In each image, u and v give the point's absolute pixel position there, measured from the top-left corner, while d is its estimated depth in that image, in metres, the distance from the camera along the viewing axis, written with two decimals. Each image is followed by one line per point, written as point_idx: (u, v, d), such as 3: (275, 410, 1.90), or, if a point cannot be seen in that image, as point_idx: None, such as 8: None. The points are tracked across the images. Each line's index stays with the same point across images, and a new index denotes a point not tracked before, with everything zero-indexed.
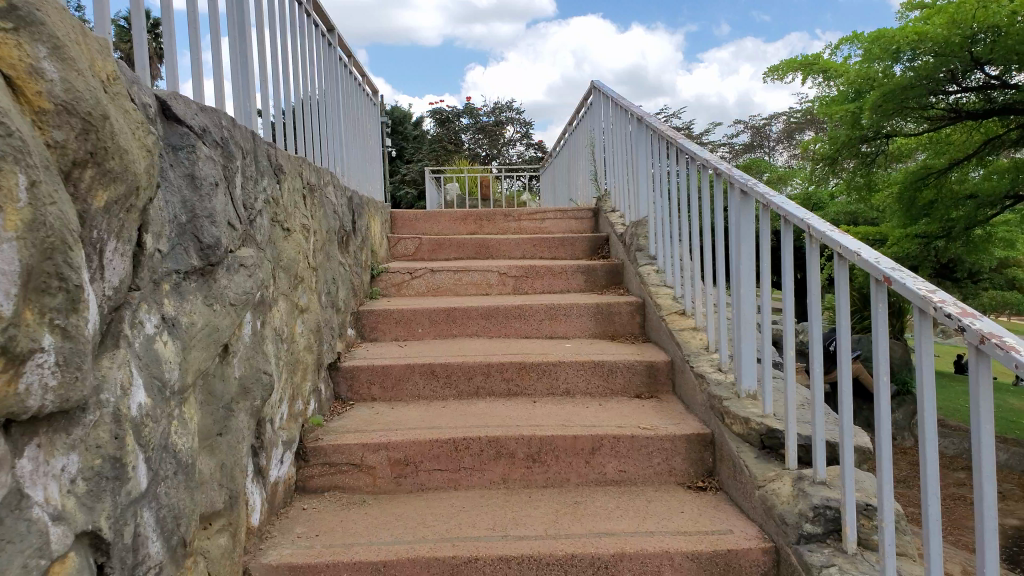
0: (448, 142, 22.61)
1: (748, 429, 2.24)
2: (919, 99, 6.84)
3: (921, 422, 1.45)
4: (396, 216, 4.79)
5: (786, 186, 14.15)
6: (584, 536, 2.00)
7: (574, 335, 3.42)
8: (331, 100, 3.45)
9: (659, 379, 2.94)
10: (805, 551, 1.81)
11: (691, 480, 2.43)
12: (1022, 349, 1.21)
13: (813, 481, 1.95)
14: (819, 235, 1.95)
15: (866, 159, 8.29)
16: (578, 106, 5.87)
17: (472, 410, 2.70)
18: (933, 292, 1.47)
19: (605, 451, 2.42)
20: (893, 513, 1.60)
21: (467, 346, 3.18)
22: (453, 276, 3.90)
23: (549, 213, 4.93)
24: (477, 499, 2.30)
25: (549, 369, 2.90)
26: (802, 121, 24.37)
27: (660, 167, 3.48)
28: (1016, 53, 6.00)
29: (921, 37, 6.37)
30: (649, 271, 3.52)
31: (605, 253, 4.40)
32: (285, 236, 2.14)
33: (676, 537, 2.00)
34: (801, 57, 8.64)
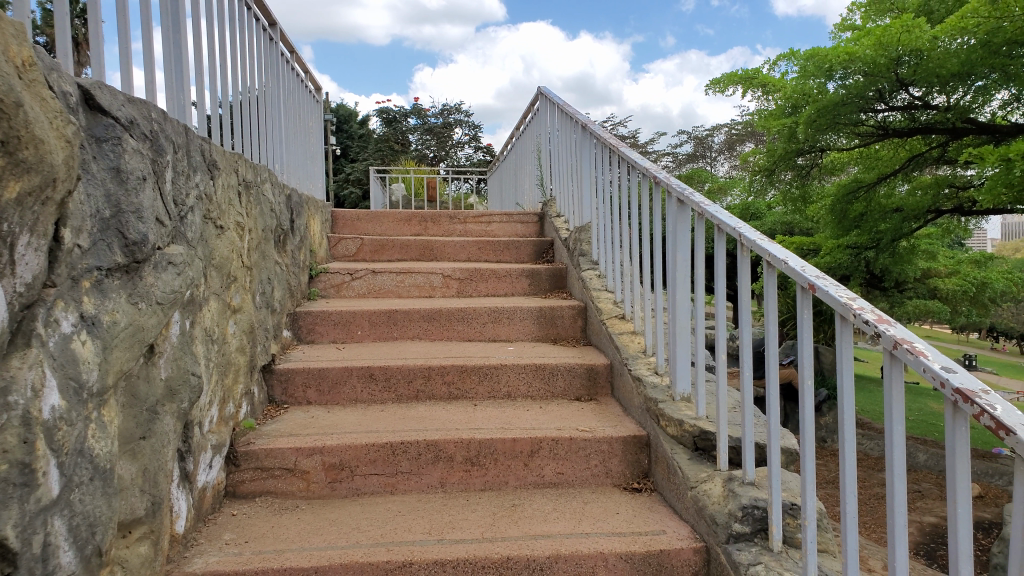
0: (394, 143, 22.36)
1: (682, 432, 2.28)
2: (850, 115, 7.08)
3: (841, 425, 1.49)
4: (338, 215, 4.71)
5: (726, 196, 14.46)
6: (520, 539, 2.00)
7: (516, 338, 3.43)
8: (271, 98, 3.38)
9: (599, 382, 2.97)
10: (734, 550, 1.84)
11: (627, 481, 2.46)
12: (929, 355, 1.27)
13: (742, 481, 1.99)
14: (750, 244, 2.00)
15: (801, 172, 8.54)
16: (525, 112, 5.92)
17: (410, 413, 2.68)
18: (853, 299, 1.53)
19: (544, 453, 2.42)
20: (816, 511, 1.64)
21: (406, 349, 3.15)
22: (395, 277, 3.86)
23: (495, 216, 4.93)
24: (415, 503, 2.27)
25: (492, 372, 2.89)
26: (742, 132, 24.99)
27: (603, 174, 3.52)
28: (936, 76, 6.30)
29: (852, 57, 6.53)
30: (591, 276, 3.55)
31: (549, 257, 4.44)
32: (218, 233, 2.09)
33: (612, 538, 2.02)
34: (742, 71, 8.84)
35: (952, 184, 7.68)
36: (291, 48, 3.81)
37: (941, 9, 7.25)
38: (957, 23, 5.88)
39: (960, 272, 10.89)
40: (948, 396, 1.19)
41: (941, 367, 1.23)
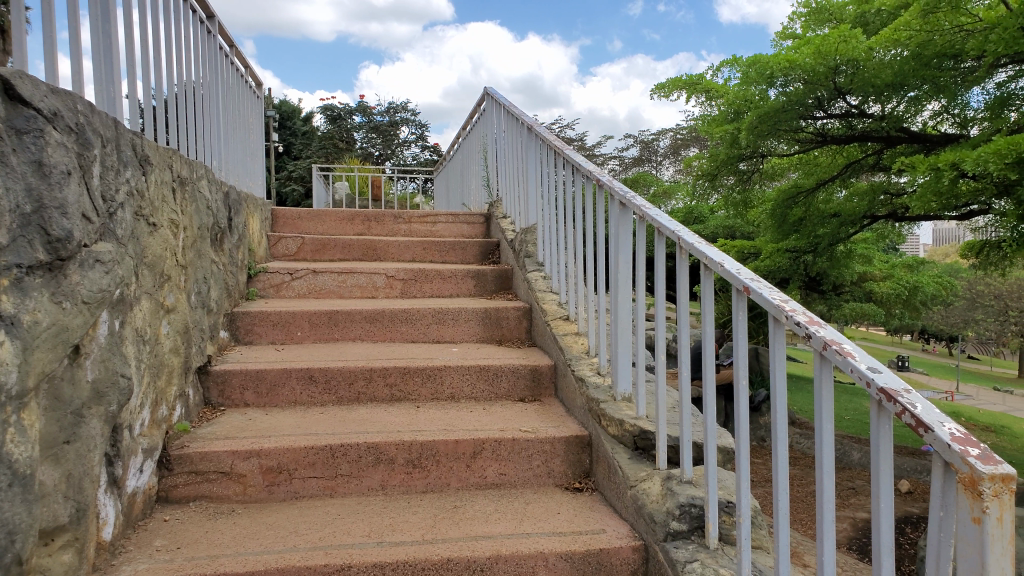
0: (340, 141, 22.07)
1: (623, 431, 2.31)
2: (790, 122, 7.27)
3: (773, 423, 1.54)
4: (278, 213, 4.61)
5: (670, 200, 14.71)
6: (461, 540, 2.00)
7: (461, 339, 3.42)
8: (210, 93, 3.30)
9: (542, 383, 2.99)
10: (672, 547, 1.87)
11: (569, 481, 2.48)
12: (857, 355, 1.32)
13: (680, 480, 2.03)
14: (688, 247, 2.04)
15: (743, 177, 8.74)
16: (471, 113, 5.92)
17: (351, 415, 2.64)
18: (785, 301, 1.57)
19: (486, 454, 2.42)
20: (750, 508, 1.68)
21: (347, 350, 3.12)
22: (336, 277, 3.81)
23: (441, 217, 4.91)
24: (355, 506, 2.25)
25: (435, 374, 2.88)
26: (687, 136, 25.49)
27: (548, 177, 3.55)
28: (872, 86, 6.55)
29: (792, 65, 6.67)
30: (537, 278, 3.56)
31: (495, 258, 4.45)
32: (151, 230, 2.03)
33: (553, 537, 2.03)
34: (686, 76, 9.00)
35: (886, 191, 7.93)
36: (231, 43, 3.73)
37: (876, 21, 7.56)
38: (890, 35, 6.12)
39: (893, 276, 11.29)
40: (872, 395, 1.24)
41: (867, 367, 1.28)
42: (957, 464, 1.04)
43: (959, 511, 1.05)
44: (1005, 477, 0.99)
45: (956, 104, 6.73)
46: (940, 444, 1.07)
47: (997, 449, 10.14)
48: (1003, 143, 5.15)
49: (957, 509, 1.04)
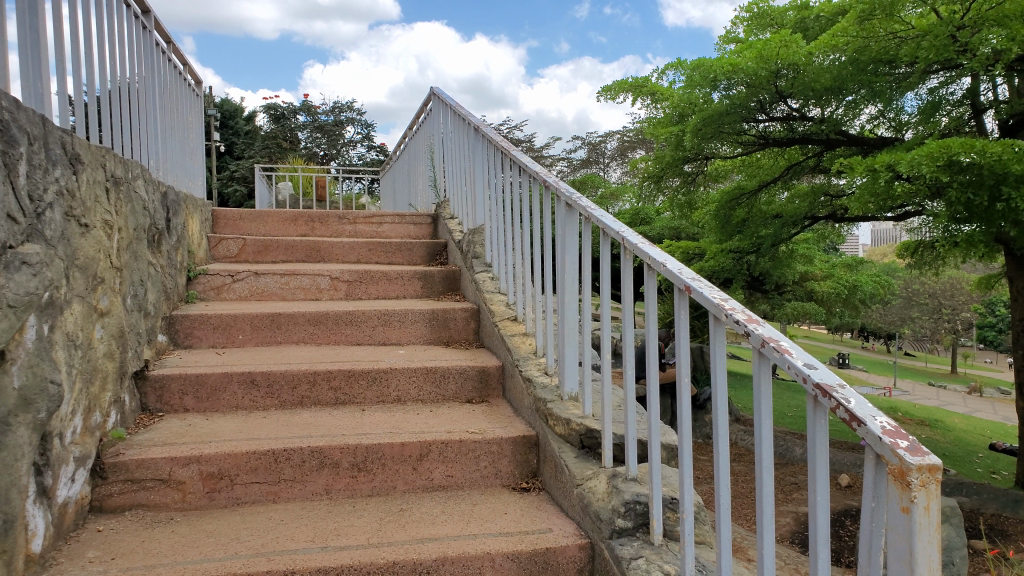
0: (283, 140, 21.68)
1: (570, 430, 2.33)
2: (732, 125, 7.43)
3: (714, 421, 1.57)
4: (218, 214, 4.50)
5: (617, 202, 14.88)
6: (407, 543, 1.99)
7: (407, 341, 3.40)
8: (147, 90, 3.21)
9: (490, 384, 3.00)
10: (618, 545, 1.89)
11: (516, 481, 2.50)
12: (793, 352, 1.35)
13: (626, 477, 2.05)
14: (632, 247, 2.07)
15: (688, 179, 8.90)
16: (418, 113, 5.89)
17: (296, 420, 2.60)
18: (725, 300, 1.61)
19: (433, 456, 2.41)
20: (693, 504, 1.71)
21: (291, 354, 3.06)
22: (279, 279, 3.73)
23: (387, 217, 4.88)
24: (299, 511, 2.21)
25: (380, 377, 2.85)
26: (635, 138, 25.86)
27: (496, 179, 3.56)
28: (811, 90, 6.73)
29: (735, 69, 6.80)
30: (484, 279, 3.57)
31: (442, 259, 4.43)
32: (83, 231, 1.97)
33: (500, 538, 2.04)
34: (631, 79, 9.11)
35: (827, 193, 8.34)
36: (168, 39, 3.63)
37: (815, 26, 7.80)
38: (829, 41, 6.32)
39: (833, 276, 11.63)
40: (808, 391, 1.27)
41: (802, 363, 1.31)
42: (887, 456, 1.07)
43: (889, 501, 1.09)
44: (932, 467, 1.03)
45: (892, 108, 6.96)
46: (872, 437, 1.10)
47: (930, 441, 10.54)
48: (935, 147, 5.44)
49: (888, 500, 1.08)
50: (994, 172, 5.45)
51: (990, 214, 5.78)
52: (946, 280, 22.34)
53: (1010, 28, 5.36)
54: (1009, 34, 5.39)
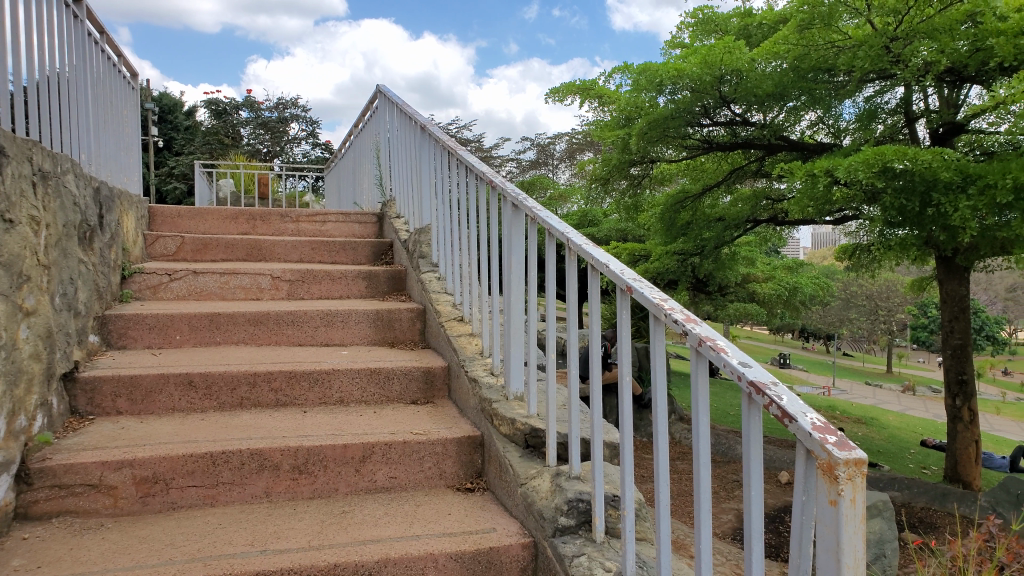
0: (225, 136, 21.17)
1: (514, 430, 2.34)
2: (677, 129, 7.56)
3: (656, 419, 1.60)
4: (155, 211, 4.35)
5: (564, 204, 15.00)
6: (349, 545, 1.96)
7: (351, 341, 3.36)
8: (78, 81, 3.10)
9: (435, 385, 2.99)
10: (560, 543, 1.90)
11: (460, 481, 2.50)
12: (729, 351, 1.39)
13: (569, 476, 2.08)
14: (576, 248, 2.09)
15: (635, 181, 9.03)
16: (363, 110, 5.84)
17: (234, 422, 2.54)
18: (664, 300, 1.63)
19: (376, 458, 2.39)
20: (634, 501, 1.74)
21: (230, 354, 2.99)
22: (218, 279, 3.64)
23: (331, 216, 4.82)
24: (236, 516, 2.17)
25: (322, 378, 2.81)
26: (583, 140, 26.12)
27: (442, 179, 3.56)
28: (754, 96, 6.90)
29: (680, 74, 6.90)
30: (430, 279, 3.56)
31: (388, 258, 4.41)
32: (8, 228, 1.90)
33: (442, 538, 2.03)
34: (579, 82, 9.18)
35: (768, 197, 8.62)
36: (102, 29, 3.52)
37: (758, 34, 8.00)
38: (771, 48, 6.50)
39: (774, 277, 11.92)
40: (743, 389, 1.30)
41: (738, 362, 1.35)
42: (817, 450, 1.11)
43: (819, 495, 1.12)
44: (858, 461, 1.07)
45: (831, 115, 7.19)
46: (802, 433, 1.14)
47: (865, 438, 10.89)
48: (870, 153, 5.66)
49: (818, 493, 1.12)
50: (925, 179, 5.68)
51: (921, 219, 5.97)
52: (882, 283, 23.19)
53: (939, 42, 5.68)
54: (939, 47, 5.69)
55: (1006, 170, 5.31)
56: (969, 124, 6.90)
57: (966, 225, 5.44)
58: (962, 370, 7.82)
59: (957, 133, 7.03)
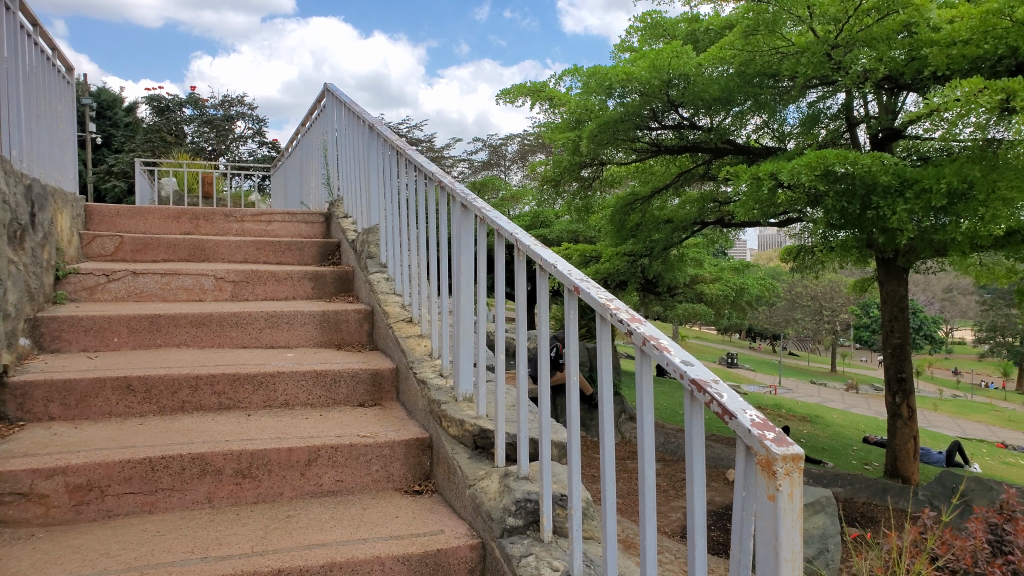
0: (167, 134, 20.61)
1: (463, 431, 2.33)
2: (627, 132, 7.64)
3: (602, 419, 1.62)
4: (92, 209, 4.20)
5: (516, 205, 15.03)
6: (293, 550, 1.93)
7: (296, 343, 3.30)
8: (8, 75, 2.98)
9: (383, 387, 2.97)
10: (508, 543, 1.90)
11: (408, 484, 2.48)
12: (671, 349, 1.41)
13: (517, 476, 2.08)
14: (525, 249, 2.09)
15: (585, 184, 9.12)
16: (311, 108, 5.76)
17: (175, 427, 2.48)
18: (610, 300, 1.65)
19: (322, 461, 2.35)
20: (581, 500, 1.75)
21: (171, 357, 2.92)
22: (159, 280, 3.54)
23: (276, 216, 4.74)
24: (177, 522, 2.11)
25: (267, 380, 2.76)
26: (535, 142, 26.21)
27: (391, 178, 3.54)
28: (701, 99, 7.03)
29: (629, 78, 6.96)
30: (379, 280, 3.52)
31: (335, 259, 4.36)
32: None
33: (389, 541, 2.01)
34: (530, 84, 9.19)
35: (715, 200, 8.84)
36: (35, 22, 3.39)
37: (705, 39, 8.17)
38: (717, 53, 6.62)
39: (721, 278, 12.14)
40: (685, 386, 1.32)
41: (680, 360, 1.37)
42: (756, 446, 1.13)
43: (758, 490, 1.15)
44: (795, 457, 1.09)
45: (776, 119, 7.38)
46: (741, 429, 1.16)
47: (809, 435, 11.17)
48: (813, 157, 5.80)
49: (757, 488, 1.14)
50: (865, 182, 5.87)
51: (861, 221, 6.15)
52: (826, 283, 23.85)
53: (878, 50, 5.91)
54: (878, 56, 5.93)
55: (940, 175, 5.51)
56: (906, 130, 7.14)
57: (903, 227, 5.63)
58: (900, 368, 8.08)
59: (895, 138, 7.26)
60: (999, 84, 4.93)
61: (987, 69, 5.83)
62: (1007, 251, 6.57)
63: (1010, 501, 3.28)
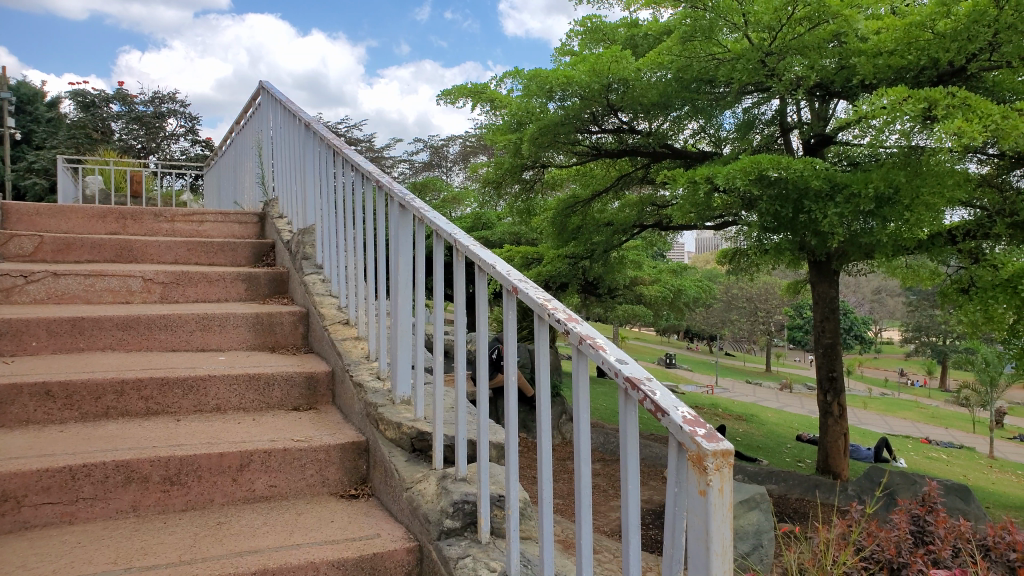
0: (92, 131, 19.80)
1: (400, 434, 2.31)
2: (567, 134, 7.69)
3: (539, 419, 1.62)
4: (11, 208, 4.01)
5: (457, 207, 14.99)
6: (224, 557, 1.88)
7: (229, 346, 3.21)
8: None
9: (318, 391, 2.92)
10: (445, 545, 1.89)
11: (344, 488, 2.45)
12: (606, 348, 1.42)
13: (455, 478, 2.08)
14: (464, 249, 2.08)
15: (527, 186, 9.15)
16: (245, 107, 5.64)
17: (98, 433, 2.38)
18: (548, 300, 1.66)
19: (255, 466, 2.29)
20: (518, 500, 1.75)
21: (95, 361, 2.80)
22: (82, 280, 3.39)
23: (208, 216, 4.61)
24: (98, 533, 2.03)
25: (197, 385, 2.68)
26: (477, 144, 26.20)
27: (327, 178, 3.48)
28: (640, 103, 7.13)
29: (569, 81, 7.00)
30: (315, 281, 3.47)
31: (269, 260, 4.29)
32: None
33: (324, 546, 1.97)
34: (471, 85, 9.16)
35: (653, 203, 9.07)
36: None
37: (644, 44, 8.29)
38: (656, 59, 6.72)
39: (660, 280, 12.35)
40: (619, 384, 1.34)
41: (615, 358, 1.39)
42: (687, 442, 1.15)
43: (689, 485, 1.16)
44: (725, 452, 1.11)
45: (713, 124, 7.54)
46: (673, 426, 1.18)
47: (745, 434, 11.44)
48: (747, 162, 5.96)
49: (689, 484, 1.16)
50: (797, 187, 6.06)
51: (794, 224, 6.33)
52: (760, 285, 24.51)
53: (809, 58, 6.08)
54: (809, 64, 6.09)
55: (868, 179, 5.71)
56: (836, 136, 7.40)
57: (833, 231, 5.82)
58: (832, 367, 8.35)
59: (826, 144, 7.52)
60: (921, 93, 5.16)
61: (911, 80, 6.05)
62: (930, 254, 6.87)
63: (931, 493, 3.43)
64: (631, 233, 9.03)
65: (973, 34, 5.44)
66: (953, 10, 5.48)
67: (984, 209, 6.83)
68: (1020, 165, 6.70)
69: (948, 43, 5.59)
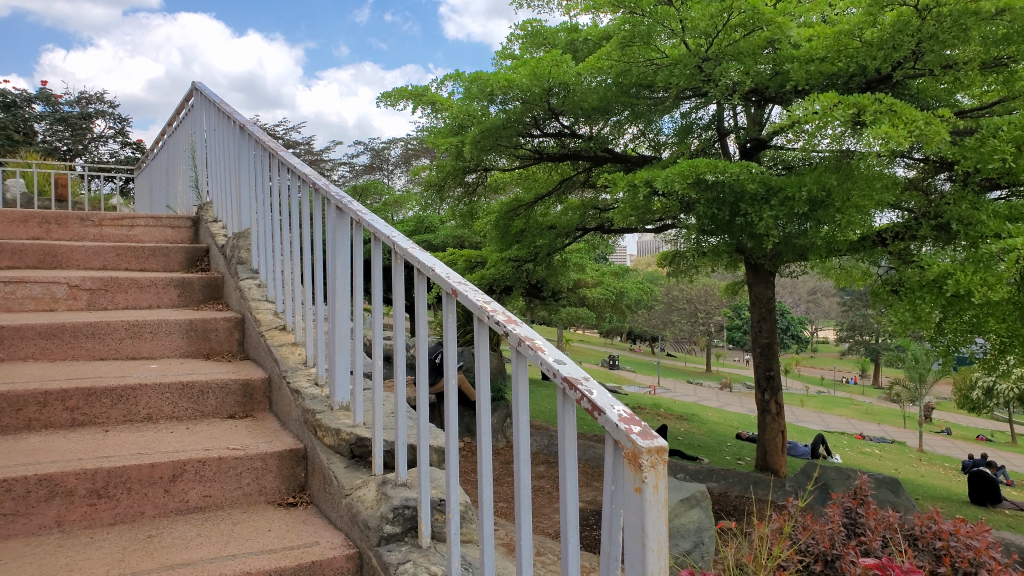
0: (14, 133, 18.95)
1: (339, 441, 2.28)
2: (509, 138, 7.70)
3: (479, 423, 1.62)
4: None
5: (400, 210, 14.89)
6: (155, 571, 1.82)
7: (161, 354, 3.12)
8: None
9: (255, 398, 2.87)
10: (385, 551, 1.87)
11: (281, 496, 2.40)
12: (546, 349, 1.43)
13: (395, 484, 2.06)
14: (403, 253, 2.07)
15: (469, 189, 9.13)
16: (178, 108, 5.48)
17: (20, 446, 2.28)
18: (488, 302, 1.66)
19: (188, 477, 2.23)
20: (458, 503, 1.74)
21: (15, 371, 2.68)
22: (3, 288, 3.25)
23: (139, 220, 4.47)
24: (20, 549, 1.94)
25: (127, 394, 2.59)
26: (419, 147, 26.07)
27: (263, 181, 3.42)
28: (580, 108, 7.20)
29: (510, 85, 7.00)
30: (251, 286, 3.39)
31: (203, 265, 4.18)
32: None
33: (261, 556, 1.93)
34: (412, 87, 9.09)
35: (596, 206, 9.18)
36: None
37: (584, 49, 8.38)
38: (595, 64, 6.76)
39: (602, 283, 12.47)
40: (558, 384, 1.35)
41: (553, 359, 1.40)
42: (623, 440, 1.17)
43: (625, 483, 1.18)
44: (659, 449, 1.13)
45: (652, 128, 7.69)
46: (609, 424, 1.20)
47: (686, 434, 11.66)
48: (685, 166, 6.04)
49: (624, 481, 1.18)
50: (734, 191, 6.20)
51: (731, 227, 6.49)
52: (700, 287, 25.06)
53: (744, 64, 6.25)
54: (745, 70, 6.25)
55: (802, 183, 5.88)
56: (771, 140, 7.63)
57: (768, 233, 5.97)
58: (769, 366, 8.54)
59: (761, 148, 7.74)
60: (850, 100, 5.36)
61: (841, 86, 6.27)
62: (861, 255, 7.13)
63: (863, 486, 3.55)
64: (574, 236, 9.10)
65: (898, 43, 5.69)
66: (879, 20, 5.78)
67: (910, 211, 7.12)
68: (943, 169, 7.02)
69: (875, 50, 5.82)
